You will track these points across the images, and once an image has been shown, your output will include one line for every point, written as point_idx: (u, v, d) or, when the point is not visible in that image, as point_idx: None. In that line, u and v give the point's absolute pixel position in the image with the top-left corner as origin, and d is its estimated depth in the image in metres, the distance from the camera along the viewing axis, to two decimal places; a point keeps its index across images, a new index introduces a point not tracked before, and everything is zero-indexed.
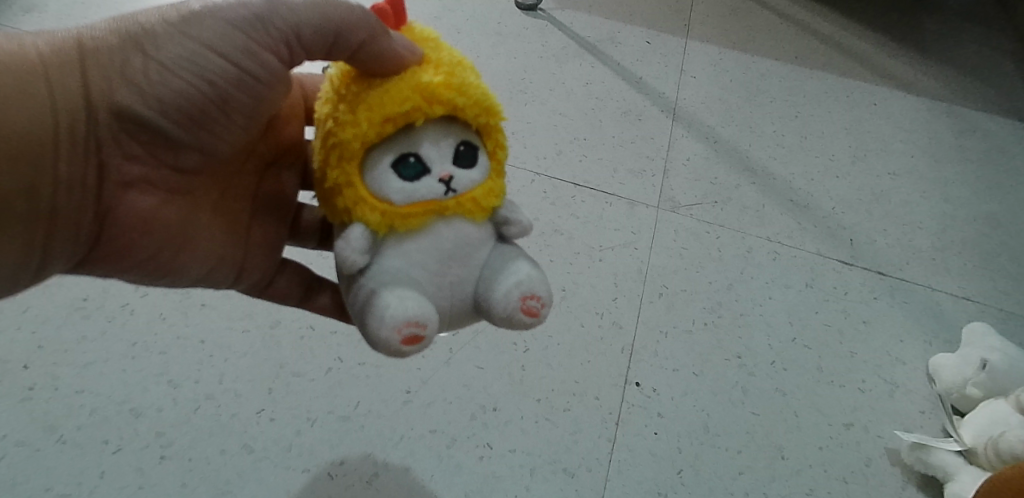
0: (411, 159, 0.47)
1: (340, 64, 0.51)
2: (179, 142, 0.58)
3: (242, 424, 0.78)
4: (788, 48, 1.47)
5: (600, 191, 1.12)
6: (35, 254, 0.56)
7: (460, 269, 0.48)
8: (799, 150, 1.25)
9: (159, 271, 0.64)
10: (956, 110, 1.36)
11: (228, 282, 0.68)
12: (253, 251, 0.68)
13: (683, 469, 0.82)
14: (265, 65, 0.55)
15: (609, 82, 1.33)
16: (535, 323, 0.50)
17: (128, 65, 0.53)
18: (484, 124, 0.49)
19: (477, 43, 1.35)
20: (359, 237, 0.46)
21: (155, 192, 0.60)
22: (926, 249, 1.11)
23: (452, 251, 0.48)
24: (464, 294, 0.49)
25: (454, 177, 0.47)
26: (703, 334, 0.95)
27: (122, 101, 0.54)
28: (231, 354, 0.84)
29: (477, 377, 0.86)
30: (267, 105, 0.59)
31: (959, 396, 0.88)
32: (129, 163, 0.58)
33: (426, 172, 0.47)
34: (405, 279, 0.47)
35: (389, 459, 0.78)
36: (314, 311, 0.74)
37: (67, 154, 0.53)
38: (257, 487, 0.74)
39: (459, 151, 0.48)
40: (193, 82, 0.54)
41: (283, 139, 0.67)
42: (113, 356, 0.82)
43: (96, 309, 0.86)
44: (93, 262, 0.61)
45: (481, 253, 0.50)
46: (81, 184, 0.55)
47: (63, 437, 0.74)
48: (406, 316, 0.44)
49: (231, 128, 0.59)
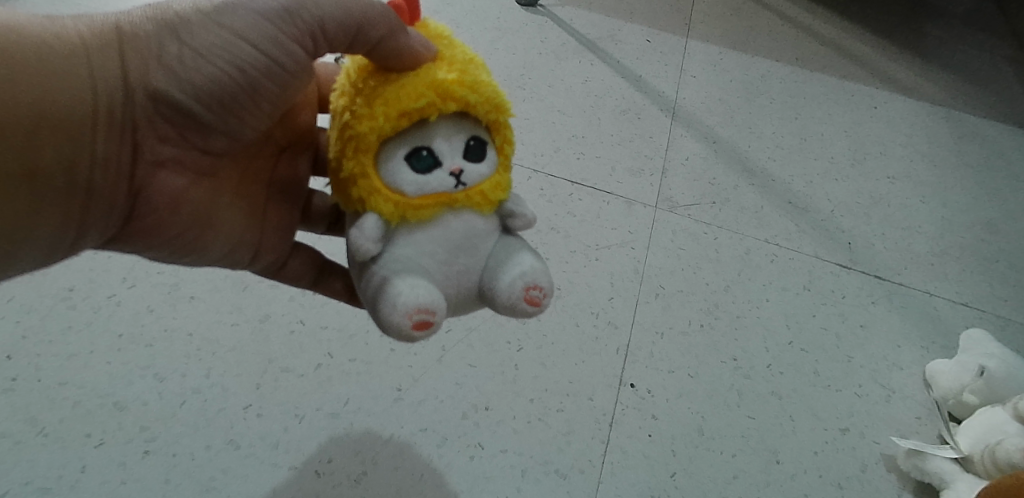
0: (423, 153, 0.46)
1: (357, 58, 0.50)
2: (209, 126, 0.56)
3: (228, 420, 0.77)
4: (788, 50, 1.46)
5: (598, 190, 1.11)
6: (73, 228, 0.56)
7: (467, 260, 0.47)
8: (799, 152, 1.24)
9: (183, 250, 0.63)
10: (956, 115, 1.36)
11: (243, 263, 0.67)
12: (269, 234, 0.66)
13: (676, 473, 0.81)
14: (291, 55, 0.54)
15: (608, 80, 1.31)
16: (537, 313, 0.48)
17: (164, 51, 0.52)
18: (495, 121, 0.48)
19: (475, 38, 1.34)
20: (373, 227, 0.45)
21: (184, 173, 0.59)
22: (924, 254, 1.10)
23: (460, 242, 0.47)
24: (471, 282, 0.48)
25: (464, 171, 0.46)
26: (699, 335, 0.94)
27: (158, 85, 0.53)
28: (218, 348, 0.82)
29: (471, 376, 0.85)
30: (291, 95, 0.57)
31: (955, 402, 0.87)
32: (161, 144, 0.57)
33: (438, 165, 0.46)
34: (416, 267, 0.46)
35: (378, 457, 0.77)
36: (325, 294, 0.73)
37: (105, 133, 0.53)
38: (243, 484, 0.73)
39: (469, 146, 0.47)
40: (225, 70, 0.53)
41: (298, 126, 0.65)
42: (99, 348, 0.80)
43: (82, 300, 0.84)
44: (123, 239, 0.61)
45: (487, 244, 0.48)
46: (116, 161, 0.55)
47: (45, 430, 0.73)
48: (417, 303, 0.43)
49: (258, 115, 0.57)
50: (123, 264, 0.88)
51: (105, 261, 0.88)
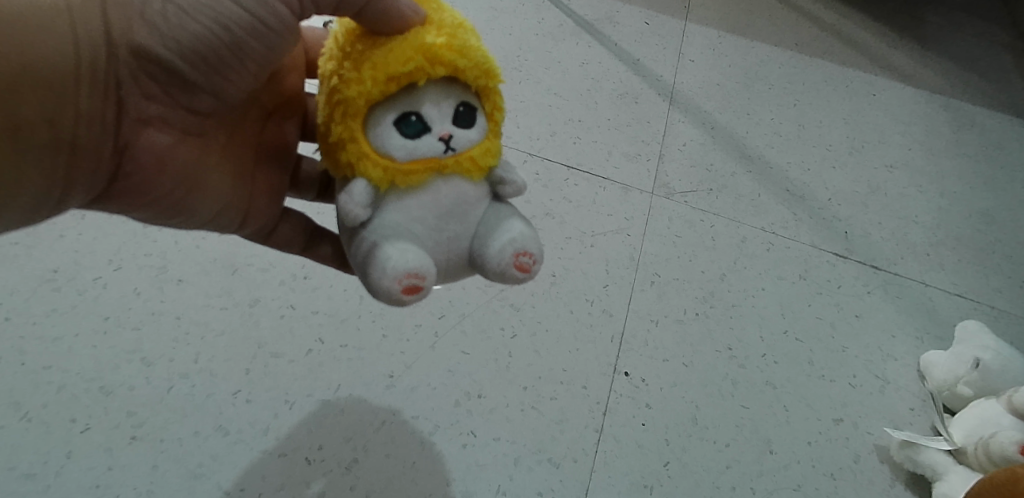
0: (412, 118, 0.44)
1: (345, 20, 0.48)
2: (194, 86, 0.54)
3: (217, 406, 0.75)
4: (788, 35, 1.44)
5: (593, 175, 1.09)
6: (56, 187, 0.54)
7: (457, 226, 0.46)
8: (797, 139, 1.22)
9: (171, 211, 0.61)
10: (954, 104, 1.34)
11: (232, 227, 0.65)
12: (258, 197, 0.65)
13: (670, 461, 0.80)
14: (279, 16, 0.51)
15: (606, 62, 1.29)
16: (527, 279, 0.47)
17: (147, 6, 0.50)
18: (484, 86, 0.46)
19: (470, 17, 1.31)
20: (361, 192, 0.44)
21: (170, 132, 0.57)
22: (921, 243, 1.10)
23: (450, 208, 0.46)
24: (461, 249, 0.46)
25: (454, 136, 0.45)
26: (695, 324, 0.93)
27: (140, 40, 0.51)
28: (207, 332, 0.81)
29: (463, 363, 0.84)
30: (278, 57, 0.55)
31: (949, 394, 0.87)
32: (147, 102, 0.55)
33: (427, 130, 0.44)
34: (405, 233, 0.44)
35: (369, 445, 0.76)
36: (314, 260, 0.72)
37: (87, 88, 0.51)
38: (232, 471, 0.72)
39: (459, 112, 0.45)
40: (210, 28, 0.51)
41: (285, 89, 0.64)
42: (84, 331, 0.78)
43: (67, 281, 0.82)
44: (108, 199, 0.59)
45: (477, 210, 0.47)
46: (100, 119, 0.53)
47: (29, 415, 0.71)
48: (406, 267, 0.42)
49: (244, 75, 0.55)
50: (109, 244, 0.86)
51: (90, 241, 0.86)
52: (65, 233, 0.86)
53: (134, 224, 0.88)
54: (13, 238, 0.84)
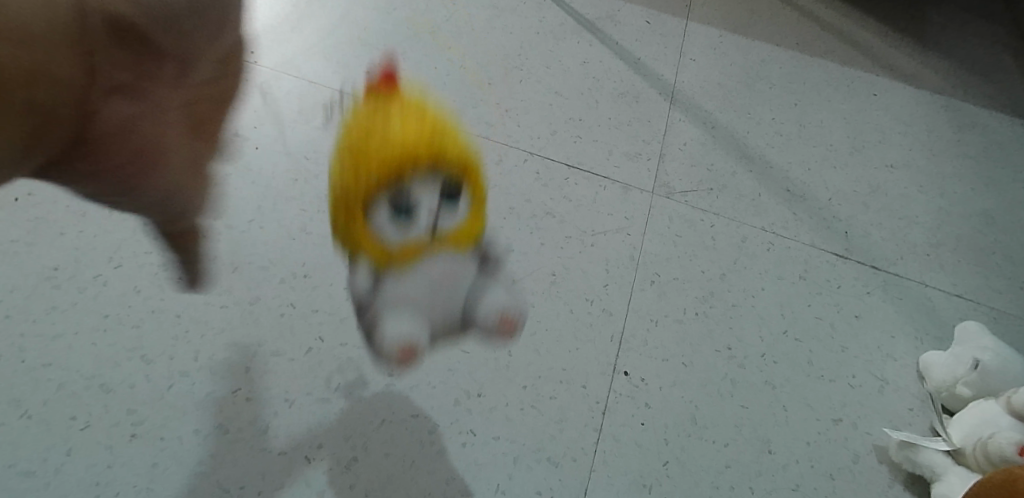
0: (403, 205, 0.45)
1: None
2: None
3: (217, 404, 0.76)
4: (789, 34, 1.44)
5: (594, 174, 1.09)
6: None
7: (450, 297, 0.47)
8: (798, 139, 1.22)
9: None
10: (955, 104, 1.34)
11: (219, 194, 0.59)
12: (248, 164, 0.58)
13: (669, 461, 0.81)
14: None
15: (607, 61, 1.29)
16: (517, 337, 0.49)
17: None
18: (468, 170, 0.48)
19: (472, 16, 1.31)
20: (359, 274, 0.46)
21: None
22: (921, 244, 1.10)
23: (441, 282, 0.46)
24: (455, 319, 0.48)
25: (442, 217, 0.46)
26: (694, 324, 0.93)
27: None
28: (207, 330, 0.81)
29: (463, 362, 0.84)
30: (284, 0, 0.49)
31: (948, 394, 0.87)
32: None
33: (417, 214, 0.45)
34: (399, 298, 0.45)
35: (369, 444, 0.76)
36: None
37: None
38: (232, 469, 0.72)
39: (447, 195, 0.46)
40: None
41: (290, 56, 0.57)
42: (84, 329, 0.78)
43: (67, 279, 0.82)
44: None
45: (469, 283, 0.47)
46: None
47: (30, 412, 0.72)
48: (400, 340, 0.44)
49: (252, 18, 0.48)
50: (109, 241, 0.85)
51: (91, 238, 0.85)
52: (65, 230, 0.85)
53: (134, 222, 0.89)
54: (14, 236, 0.84)
